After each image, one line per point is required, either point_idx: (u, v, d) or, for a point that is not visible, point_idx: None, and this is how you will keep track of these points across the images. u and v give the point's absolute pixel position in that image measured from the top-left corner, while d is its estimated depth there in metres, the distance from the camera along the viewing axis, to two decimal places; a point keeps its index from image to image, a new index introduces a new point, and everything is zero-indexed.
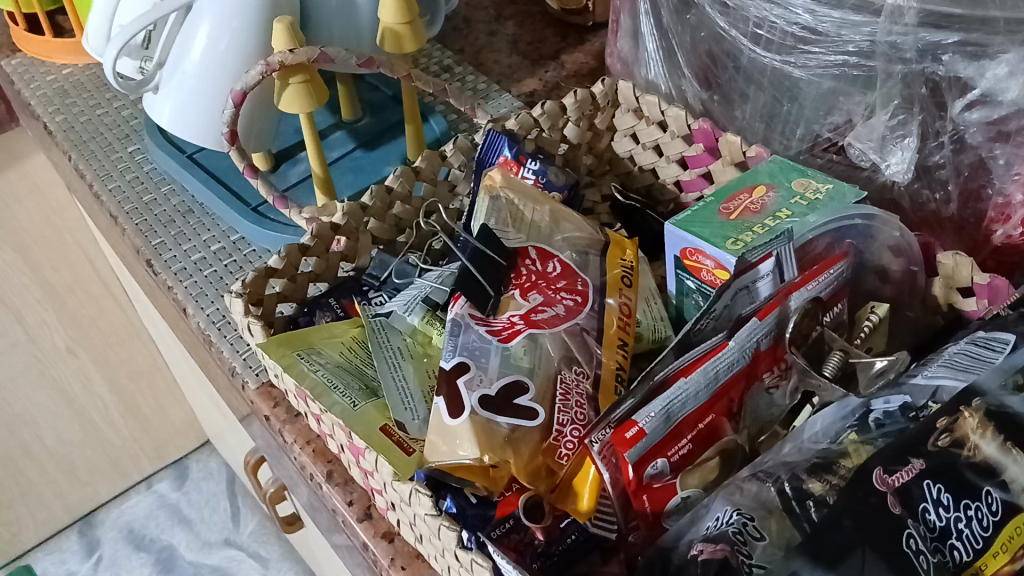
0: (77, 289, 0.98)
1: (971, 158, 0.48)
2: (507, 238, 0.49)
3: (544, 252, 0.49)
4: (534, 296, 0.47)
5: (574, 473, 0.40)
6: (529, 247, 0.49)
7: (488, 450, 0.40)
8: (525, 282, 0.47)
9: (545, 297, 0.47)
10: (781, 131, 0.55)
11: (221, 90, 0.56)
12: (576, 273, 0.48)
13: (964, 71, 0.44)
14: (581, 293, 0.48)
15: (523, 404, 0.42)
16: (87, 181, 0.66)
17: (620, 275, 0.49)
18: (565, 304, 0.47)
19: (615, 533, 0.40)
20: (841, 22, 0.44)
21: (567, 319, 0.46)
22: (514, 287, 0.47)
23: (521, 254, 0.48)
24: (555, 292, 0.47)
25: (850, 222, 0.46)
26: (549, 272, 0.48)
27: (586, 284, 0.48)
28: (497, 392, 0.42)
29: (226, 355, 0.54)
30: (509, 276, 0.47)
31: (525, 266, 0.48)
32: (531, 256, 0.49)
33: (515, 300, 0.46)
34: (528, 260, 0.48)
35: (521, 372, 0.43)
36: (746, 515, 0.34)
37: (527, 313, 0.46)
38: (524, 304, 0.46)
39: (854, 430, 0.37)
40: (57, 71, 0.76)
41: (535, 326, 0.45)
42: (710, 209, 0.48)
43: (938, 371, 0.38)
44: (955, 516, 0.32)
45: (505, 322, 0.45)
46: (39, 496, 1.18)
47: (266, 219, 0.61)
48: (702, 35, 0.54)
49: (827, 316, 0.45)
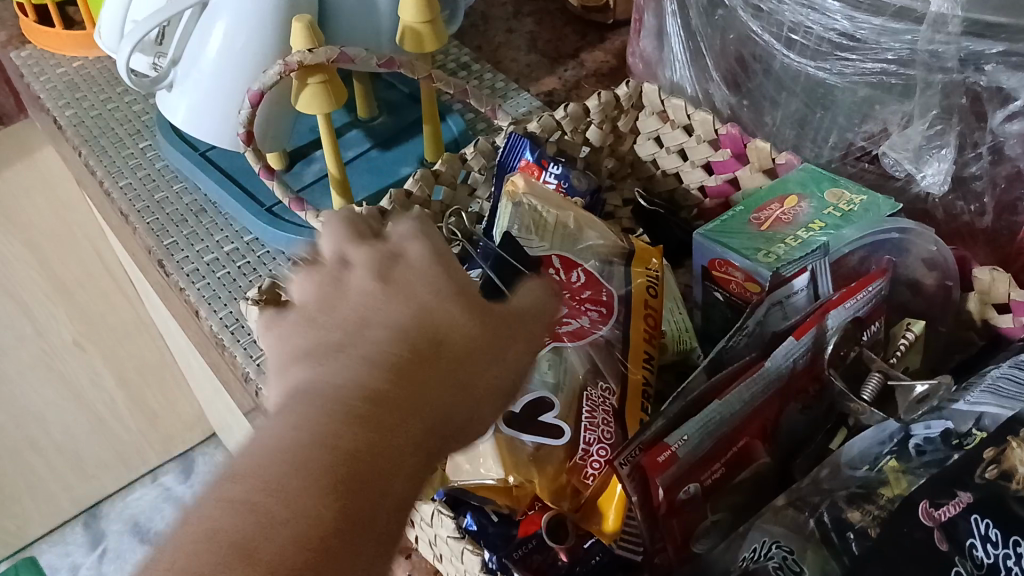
0: (87, 284, 0.97)
1: (1008, 170, 0.47)
2: (529, 244, 0.47)
3: (567, 260, 0.48)
4: (557, 307, 0.46)
5: (598, 494, 0.39)
6: (552, 255, 0.47)
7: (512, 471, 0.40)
8: None
9: (569, 308, 0.46)
10: (812, 138, 0.53)
11: (237, 92, 0.55)
12: (600, 283, 0.47)
13: (1007, 81, 0.42)
14: (605, 302, 0.46)
15: (551, 421, 0.41)
16: (98, 177, 0.65)
17: (645, 284, 0.47)
18: (589, 316, 0.46)
19: (641, 555, 0.39)
20: (880, 29, 0.43)
21: (591, 332, 0.45)
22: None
23: (545, 263, 0.47)
24: (579, 305, 0.46)
25: (886, 236, 0.45)
26: (573, 285, 0.47)
27: (611, 293, 0.47)
28: (520, 407, 0.41)
29: (239, 359, 0.53)
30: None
31: (548, 276, 0.47)
32: (553, 265, 0.47)
33: None
34: (552, 269, 0.47)
35: (542, 386, 0.42)
36: (785, 548, 0.34)
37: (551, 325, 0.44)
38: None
39: (894, 456, 0.36)
40: (67, 64, 0.74)
41: (558, 339, 0.44)
42: (740, 219, 0.47)
43: (982, 397, 0.36)
44: (1003, 553, 0.30)
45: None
46: (45, 490, 1.14)
47: (281, 220, 0.59)
48: (731, 37, 0.52)
49: (865, 334, 0.43)
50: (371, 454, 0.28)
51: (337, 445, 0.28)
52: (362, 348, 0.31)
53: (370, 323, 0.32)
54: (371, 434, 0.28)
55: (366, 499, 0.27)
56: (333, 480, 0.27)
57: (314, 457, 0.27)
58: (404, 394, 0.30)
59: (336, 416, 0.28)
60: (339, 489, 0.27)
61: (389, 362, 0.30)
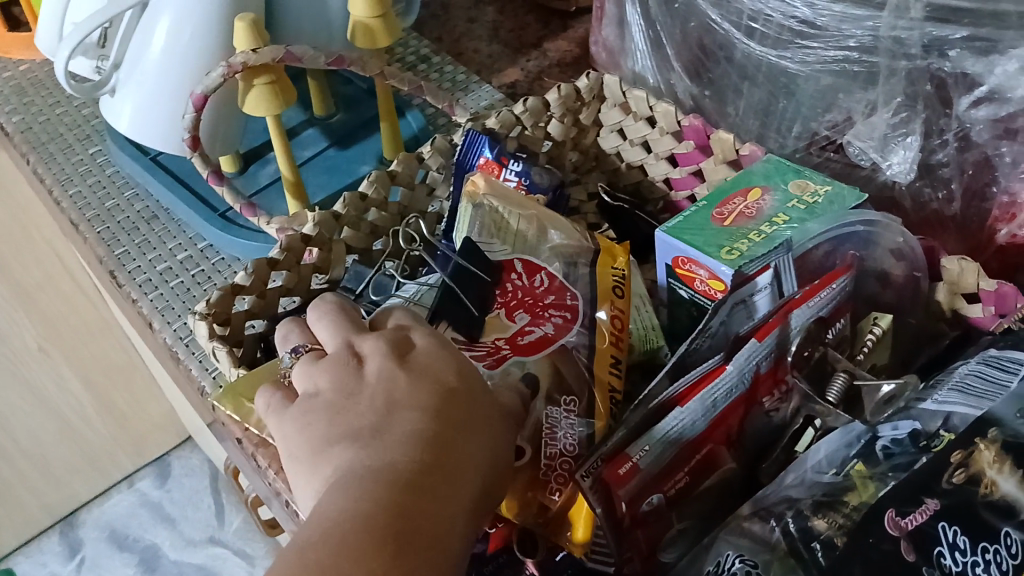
0: (46, 288, 0.94)
1: (976, 156, 0.46)
2: (490, 246, 0.46)
3: (530, 264, 0.47)
4: (521, 315, 0.44)
5: (568, 505, 0.37)
6: (515, 259, 0.47)
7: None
8: (511, 300, 0.45)
9: (532, 316, 0.44)
10: (776, 128, 0.52)
11: (182, 94, 0.53)
12: (567, 288, 0.46)
13: (972, 67, 0.41)
14: (570, 309, 0.45)
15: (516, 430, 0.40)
16: (47, 186, 0.63)
17: (612, 285, 0.46)
18: (553, 323, 0.44)
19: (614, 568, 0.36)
20: (841, 16, 0.42)
21: (556, 340, 0.43)
22: (500, 305, 0.45)
23: (506, 267, 0.46)
24: (542, 312, 0.45)
25: (851, 229, 0.43)
26: (537, 293, 0.46)
27: (575, 297, 0.46)
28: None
29: (194, 373, 0.52)
30: (494, 292, 0.45)
31: (511, 282, 0.46)
32: (516, 270, 0.46)
33: (502, 321, 0.44)
34: (514, 274, 0.46)
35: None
36: (749, 561, 0.32)
37: (514, 335, 0.43)
38: (512, 325, 0.44)
39: (860, 460, 0.35)
40: (13, 68, 0.72)
41: (522, 351, 0.42)
42: (703, 214, 0.45)
43: (950, 396, 0.36)
44: (972, 561, 0.29)
45: (488, 345, 0.43)
46: (16, 499, 1.11)
47: (234, 225, 0.57)
48: (691, 25, 0.50)
49: (829, 333, 0.42)
50: (422, 513, 0.29)
51: (390, 510, 0.29)
52: (397, 428, 0.32)
53: (398, 403, 0.33)
54: (418, 496, 0.29)
55: (428, 559, 0.28)
56: (393, 544, 0.28)
57: (373, 520, 0.28)
58: (442, 458, 0.31)
59: (384, 486, 0.29)
60: (401, 549, 0.28)
61: (425, 437, 0.31)
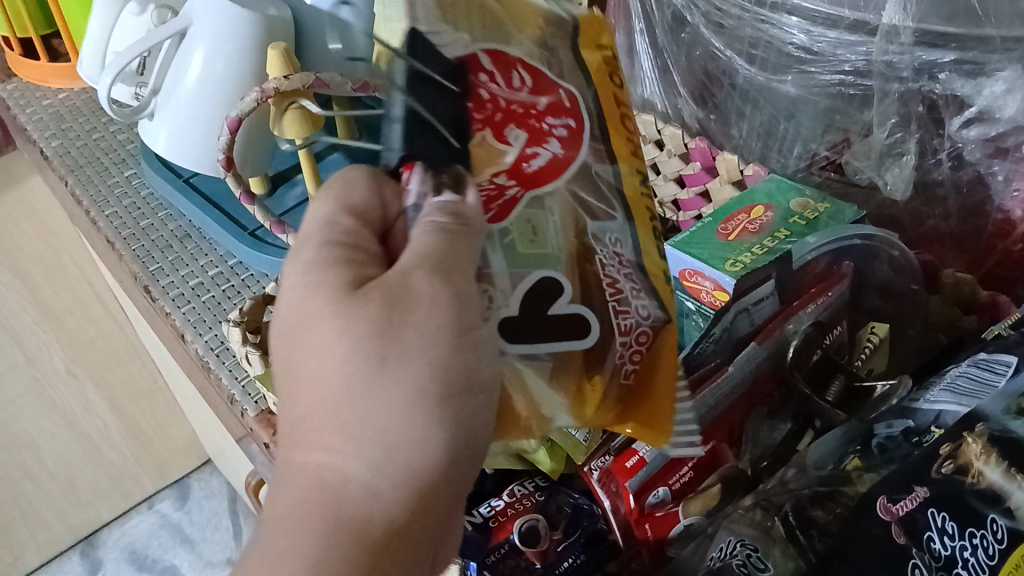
0: (77, 311, 0.98)
1: (970, 174, 0.49)
2: (418, 20, 0.33)
3: (502, 55, 0.34)
4: (514, 131, 0.33)
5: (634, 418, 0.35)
6: (479, 52, 0.33)
7: (530, 411, 0.33)
8: (495, 113, 0.33)
9: (530, 133, 0.33)
10: (778, 149, 0.54)
11: (216, 116, 0.56)
12: (556, 95, 0.35)
13: (961, 89, 0.44)
14: (575, 112, 0.35)
15: (567, 312, 0.32)
16: (85, 207, 0.66)
17: (619, 114, 0.38)
18: (559, 136, 0.34)
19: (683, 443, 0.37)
20: (836, 42, 0.44)
21: (569, 164, 0.34)
22: (479, 123, 0.33)
23: (473, 66, 0.33)
24: (540, 120, 0.34)
25: (851, 243, 0.46)
26: (533, 103, 0.34)
27: (569, 96, 0.35)
28: (520, 311, 0.31)
29: (225, 382, 0.54)
30: (463, 107, 0.32)
31: (487, 86, 0.33)
32: (487, 68, 0.33)
33: (496, 146, 0.33)
34: (484, 75, 0.33)
35: (539, 259, 0.32)
36: (750, 545, 0.36)
37: (517, 163, 0.33)
38: (505, 146, 0.33)
39: (857, 455, 0.37)
40: (52, 96, 0.76)
41: (530, 182, 0.33)
42: (708, 229, 0.48)
43: (941, 396, 0.39)
44: (959, 545, 0.31)
45: (486, 186, 0.32)
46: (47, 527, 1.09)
47: (264, 242, 0.60)
48: (697, 53, 0.53)
49: (826, 338, 0.45)
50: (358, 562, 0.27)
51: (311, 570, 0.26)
52: (327, 453, 0.28)
53: (326, 418, 0.29)
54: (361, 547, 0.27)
55: None
56: None
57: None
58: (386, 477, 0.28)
59: (313, 542, 0.27)
60: None
61: (361, 460, 0.28)
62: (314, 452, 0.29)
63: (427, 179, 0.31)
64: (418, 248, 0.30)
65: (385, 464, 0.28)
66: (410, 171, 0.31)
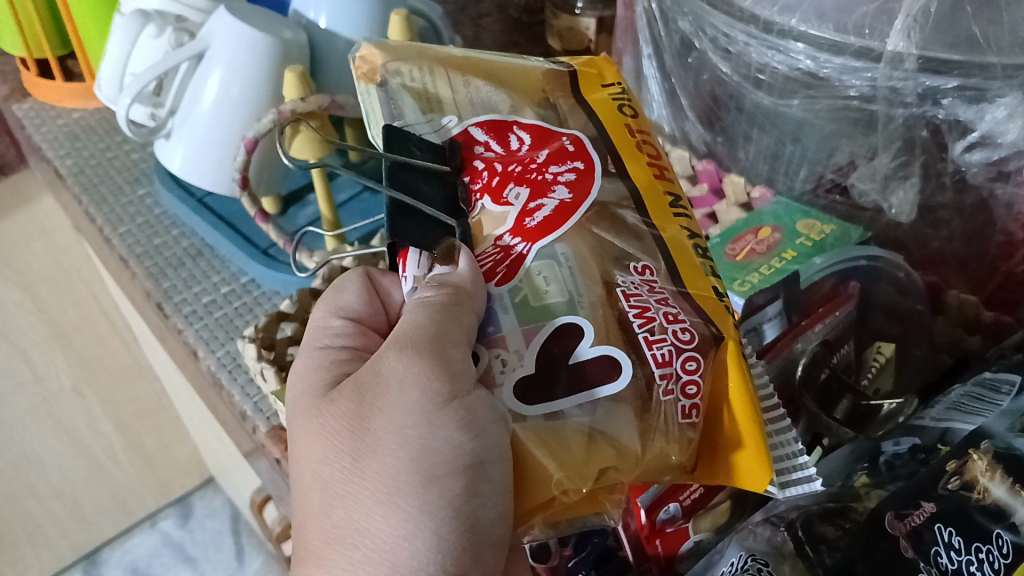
0: (83, 328, 0.94)
1: (973, 198, 0.50)
2: (403, 117, 0.37)
3: (496, 123, 0.37)
4: (514, 189, 0.35)
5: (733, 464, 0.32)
6: (472, 127, 0.37)
7: (566, 468, 0.30)
8: (493, 178, 0.35)
9: (533, 186, 0.35)
10: (785, 171, 0.55)
11: (232, 137, 0.57)
12: (554, 141, 0.37)
13: (964, 114, 0.45)
14: (580, 155, 0.37)
15: (591, 354, 0.31)
16: (99, 225, 0.67)
17: (636, 144, 0.38)
18: (564, 181, 0.35)
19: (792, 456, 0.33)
20: (842, 67, 0.44)
21: (578, 206, 0.35)
22: (478, 192, 0.35)
23: (466, 143, 0.36)
24: (541, 172, 0.36)
25: (856, 263, 0.47)
26: (533, 158, 0.36)
27: (567, 141, 0.37)
28: (536, 367, 0.31)
29: (238, 398, 0.55)
30: (459, 183, 0.35)
31: (481, 156, 0.36)
32: (481, 140, 0.37)
33: (490, 209, 0.35)
34: (478, 146, 0.36)
35: (560, 304, 0.32)
36: (760, 559, 0.37)
37: (518, 217, 0.34)
38: (503, 206, 0.35)
39: (865, 472, 0.41)
40: (67, 116, 0.77)
41: (532, 236, 0.34)
42: (716, 249, 0.48)
43: (946, 414, 0.42)
44: (966, 559, 0.33)
45: (493, 251, 0.34)
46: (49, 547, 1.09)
47: (276, 261, 0.61)
48: (704, 78, 0.53)
49: (834, 356, 0.46)
50: None
51: None
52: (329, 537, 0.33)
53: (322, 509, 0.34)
54: None
55: None
56: None
57: None
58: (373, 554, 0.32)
59: None
60: None
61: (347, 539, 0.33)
62: (316, 543, 0.34)
63: (422, 259, 0.33)
64: (400, 333, 0.33)
65: (373, 552, 0.32)
66: (405, 258, 0.33)
